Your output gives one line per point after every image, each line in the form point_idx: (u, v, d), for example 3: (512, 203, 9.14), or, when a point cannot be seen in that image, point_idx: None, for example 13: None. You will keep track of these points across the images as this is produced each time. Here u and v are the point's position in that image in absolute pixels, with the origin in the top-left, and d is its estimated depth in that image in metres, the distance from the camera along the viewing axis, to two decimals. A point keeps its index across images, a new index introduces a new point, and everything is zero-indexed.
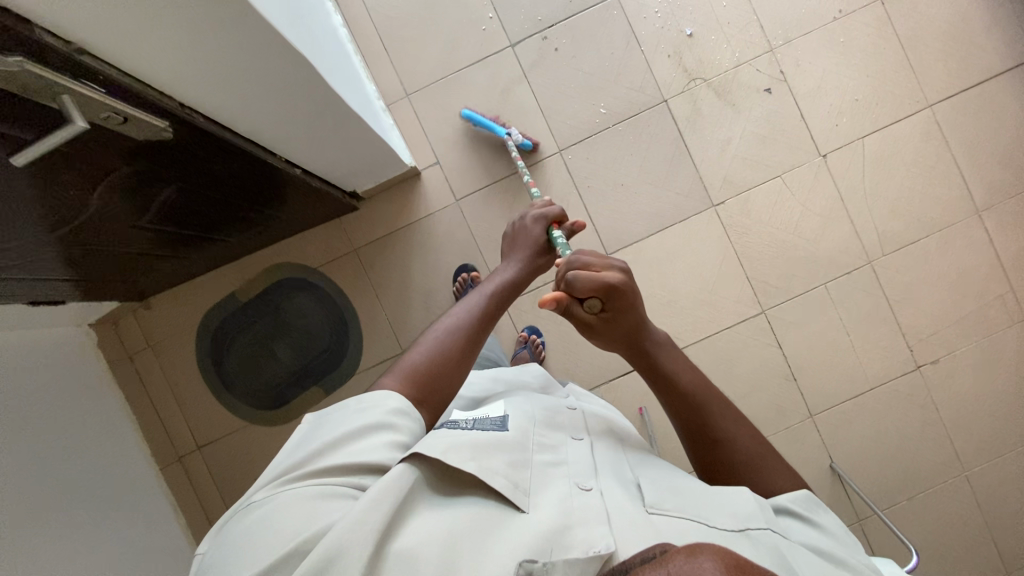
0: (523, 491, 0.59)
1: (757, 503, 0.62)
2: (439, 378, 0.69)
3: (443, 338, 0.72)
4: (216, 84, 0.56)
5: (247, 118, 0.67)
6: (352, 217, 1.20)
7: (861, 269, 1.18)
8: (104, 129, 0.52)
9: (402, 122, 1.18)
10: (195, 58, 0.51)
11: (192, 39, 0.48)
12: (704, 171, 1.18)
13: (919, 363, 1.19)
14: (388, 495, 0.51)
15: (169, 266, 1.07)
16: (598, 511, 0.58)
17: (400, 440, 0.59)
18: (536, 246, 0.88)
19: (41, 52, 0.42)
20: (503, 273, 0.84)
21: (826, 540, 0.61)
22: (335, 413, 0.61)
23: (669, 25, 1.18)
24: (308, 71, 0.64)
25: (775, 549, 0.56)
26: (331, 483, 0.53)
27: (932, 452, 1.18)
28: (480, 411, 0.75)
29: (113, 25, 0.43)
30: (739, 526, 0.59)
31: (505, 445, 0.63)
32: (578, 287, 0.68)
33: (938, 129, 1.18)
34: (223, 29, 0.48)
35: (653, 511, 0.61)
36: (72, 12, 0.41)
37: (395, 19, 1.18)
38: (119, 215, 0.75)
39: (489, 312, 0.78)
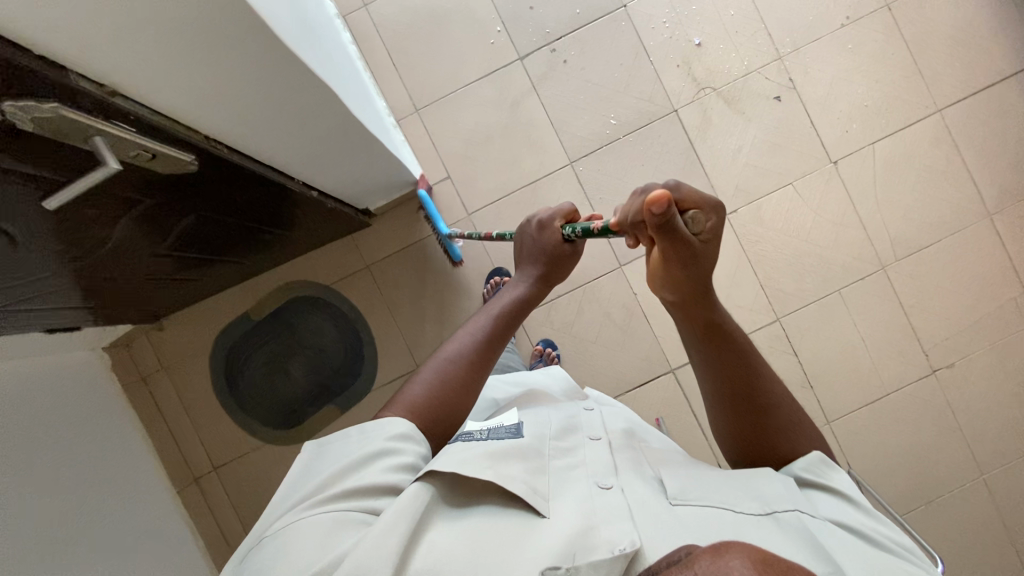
0: (542, 496, 0.58)
1: (782, 484, 0.61)
2: (441, 409, 0.67)
3: (442, 368, 0.70)
4: (242, 113, 0.56)
5: (267, 144, 0.67)
6: (364, 234, 1.20)
7: (874, 275, 1.18)
8: (133, 165, 0.51)
9: (411, 136, 1.18)
10: (222, 90, 0.50)
11: (219, 73, 0.48)
12: (716, 180, 1.18)
13: (935, 367, 1.19)
14: (405, 514, 0.52)
15: (183, 288, 1.07)
16: (621, 508, 0.57)
17: (407, 460, 0.59)
18: (546, 252, 0.81)
19: (73, 96, 0.41)
20: (512, 291, 0.80)
21: (854, 510, 0.60)
22: (337, 443, 0.61)
23: (677, 35, 1.18)
24: (328, 93, 0.63)
25: (801, 532, 0.56)
26: (342, 510, 0.53)
27: (950, 456, 1.18)
28: (495, 421, 0.74)
29: (145, 65, 0.43)
30: (764, 509, 0.59)
31: (521, 452, 0.63)
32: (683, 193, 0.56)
33: (947, 133, 1.18)
34: (252, 59, 0.48)
35: (677, 502, 0.60)
36: (105, 61, 0.41)
37: (404, 35, 1.18)
38: (139, 245, 0.75)
39: (495, 333, 0.75)
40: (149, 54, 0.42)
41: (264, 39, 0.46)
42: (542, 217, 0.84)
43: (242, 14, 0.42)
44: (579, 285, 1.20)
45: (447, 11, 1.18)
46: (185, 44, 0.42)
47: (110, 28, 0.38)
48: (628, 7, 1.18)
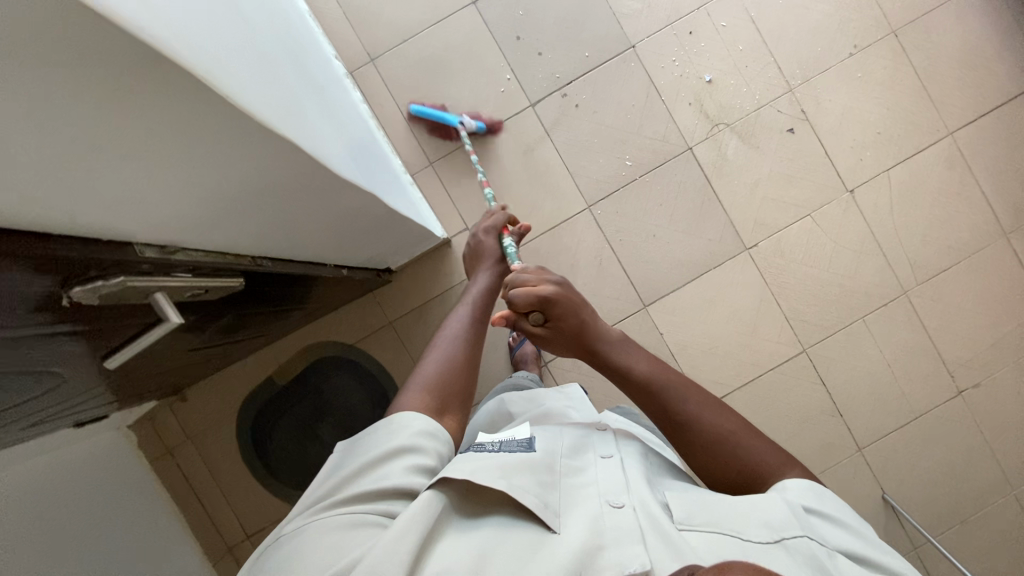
0: (553, 511, 0.54)
1: (789, 508, 0.55)
2: (456, 385, 0.68)
3: (449, 351, 0.71)
4: (290, 217, 0.55)
5: (295, 240, 0.63)
6: (385, 291, 1.19)
7: (896, 300, 1.19)
8: (185, 301, 0.52)
9: (426, 189, 1.17)
10: (214, 203, 0.43)
11: (212, 184, 0.40)
12: (734, 216, 1.18)
13: (961, 388, 1.19)
14: (416, 521, 0.49)
15: (211, 364, 1.05)
16: (632, 530, 0.52)
17: (428, 464, 0.57)
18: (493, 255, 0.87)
19: (138, 266, 0.41)
20: (478, 283, 0.84)
21: (860, 542, 0.55)
22: (363, 440, 0.60)
23: (688, 72, 1.18)
24: (350, 187, 0.59)
25: (817, 564, 0.50)
26: (357, 512, 0.51)
27: (981, 474, 1.19)
28: (505, 434, 0.70)
29: (154, 191, 0.36)
30: (773, 536, 0.53)
31: (531, 466, 0.59)
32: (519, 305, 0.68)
33: (960, 156, 1.19)
34: (313, 173, 0.49)
35: (684, 527, 0.55)
36: (181, 217, 0.41)
37: (413, 88, 1.17)
38: (176, 346, 0.73)
39: (478, 320, 0.78)
40: (133, 177, 0.34)
41: (262, 142, 0.39)
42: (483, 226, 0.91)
43: (242, 119, 0.36)
44: None
45: (454, 62, 1.17)
46: (171, 161, 0.35)
47: (209, 180, 0.39)
48: (636, 47, 1.18)
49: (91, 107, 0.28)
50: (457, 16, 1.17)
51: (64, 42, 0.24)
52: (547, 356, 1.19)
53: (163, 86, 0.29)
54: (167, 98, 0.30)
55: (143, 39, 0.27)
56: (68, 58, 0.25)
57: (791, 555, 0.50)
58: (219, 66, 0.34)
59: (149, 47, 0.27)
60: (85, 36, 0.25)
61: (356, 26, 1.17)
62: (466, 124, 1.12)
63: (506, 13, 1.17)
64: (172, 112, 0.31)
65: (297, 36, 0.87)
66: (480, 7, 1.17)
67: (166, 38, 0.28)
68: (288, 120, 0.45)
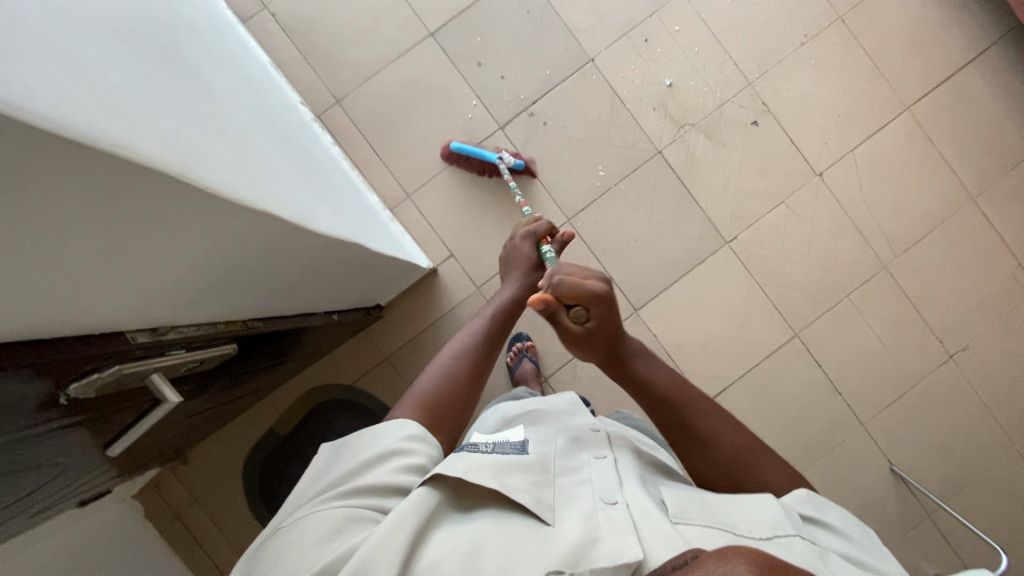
0: (547, 506, 0.55)
1: (783, 509, 0.57)
2: (450, 403, 0.66)
3: (451, 361, 0.70)
4: (279, 276, 0.56)
5: (281, 298, 0.63)
6: (377, 327, 1.19)
7: (877, 274, 1.22)
8: (181, 375, 0.52)
9: (406, 222, 1.18)
10: (197, 278, 0.43)
11: (190, 263, 0.40)
12: (711, 212, 1.21)
13: (952, 351, 1.22)
14: (408, 515, 0.49)
15: (212, 423, 1.04)
16: (625, 524, 0.53)
17: (418, 462, 0.57)
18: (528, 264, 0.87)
19: (133, 352, 0.42)
20: (502, 295, 0.82)
21: (853, 547, 0.56)
22: (354, 440, 0.59)
23: (648, 79, 1.21)
24: (330, 241, 0.59)
25: (809, 559, 0.51)
26: (351, 508, 0.51)
27: (982, 434, 1.21)
28: (501, 437, 0.70)
29: (141, 275, 0.36)
30: (767, 533, 0.54)
31: (524, 466, 0.59)
32: (563, 291, 0.66)
33: (919, 128, 1.23)
34: (296, 234, 0.50)
35: (678, 521, 0.56)
36: (171, 295, 0.42)
37: (382, 125, 1.18)
38: (177, 416, 0.72)
39: (491, 332, 0.76)
40: (107, 275, 0.34)
41: (239, 217, 0.40)
42: (521, 236, 0.90)
43: (218, 199, 0.36)
44: None
45: (419, 94, 1.19)
46: (146, 253, 0.35)
47: (198, 253, 0.40)
48: (595, 59, 1.20)
49: (84, 212, 0.28)
50: (417, 50, 1.19)
51: (65, 161, 0.25)
52: (546, 371, 1.20)
53: (142, 188, 0.30)
54: (155, 190, 0.31)
55: (121, 155, 0.28)
56: (57, 184, 0.26)
57: (783, 548, 0.52)
58: (186, 153, 0.35)
59: (122, 160, 0.28)
60: (79, 156, 0.26)
61: (318, 71, 1.18)
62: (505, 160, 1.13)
63: (464, 40, 1.19)
64: (152, 209, 0.32)
65: (259, 90, 0.88)
66: (439, 38, 1.19)
67: (136, 141, 0.29)
68: (261, 185, 0.46)
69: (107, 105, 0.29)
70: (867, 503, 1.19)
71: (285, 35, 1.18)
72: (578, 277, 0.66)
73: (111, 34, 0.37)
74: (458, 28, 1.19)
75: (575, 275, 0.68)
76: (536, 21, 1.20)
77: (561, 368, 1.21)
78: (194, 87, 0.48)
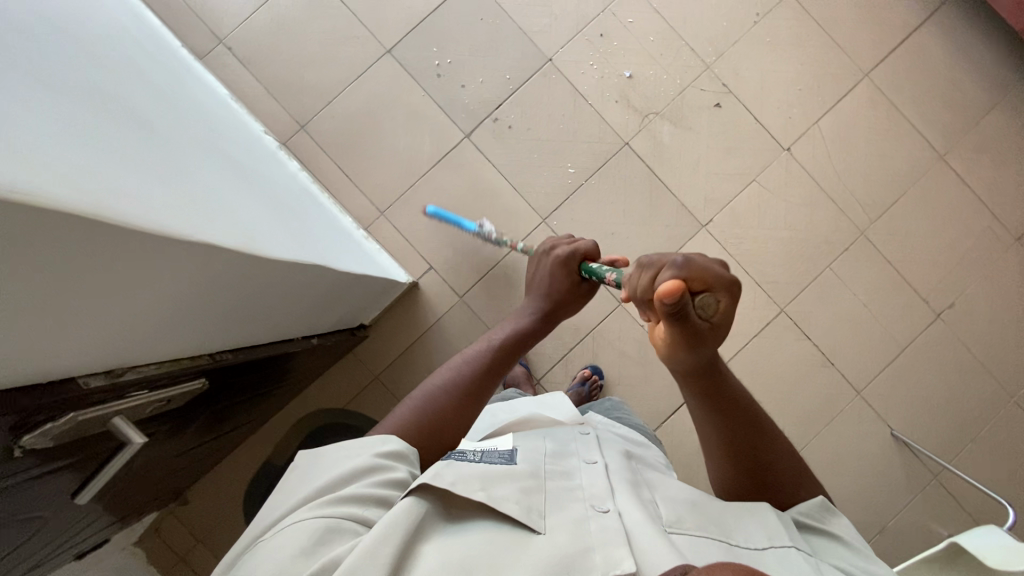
0: (538, 513, 0.55)
1: (780, 519, 0.59)
2: (431, 430, 0.65)
3: (439, 388, 0.68)
4: (241, 307, 0.56)
5: (250, 327, 0.63)
6: (364, 347, 1.18)
7: (856, 242, 1.22)
8: (149, 415, 0.52)
9: (383, 239, 1.18)
10: (142, 318, 0.42)
11: (132, 306, 0.40)
12: (684, 197, 1.21)
13: (939, 311, 1.22)
14: (394, 529, 0.48)
15: (205, 462, 1.03)
16: (617, 532, 0.54)
17: (399, 477, 0.57)
18: (557, 287, 0.77)
19: (88, 397, 0.41)
20: (516, 322, 0.77)
21: (852, 556, 0.57)
22: (330, 454, 0.58)
23: (608, 72, 1.21)
24: (285, 266, 0.58)
25: (803, 570, 0.53)
26: (336, 517, 0.50)
27: (978, 389, 1.21)
28: (488, 446, 0.70)
29: (92, 317, 0.37)
30: (763, 543, 0.56)
31: (512, 475, 0.58)
32: (695, 273, 0.45)
33: (880, 94, 1.24)
34: (249, 263, 0.50)
35: (673, 530, 0.57)
36: (121, 335, 0.41)
37: (348, 145, 1.19)
38: (162, 458, 0.72)
39: (493, 362, 0.73)
40: (37, 325, 0.33)
41: (172, 254, 0.39)
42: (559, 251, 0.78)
43: (161, 240, 0.37)
44: (585, 333, 1.21)
45: (383, 112, 1.19)
46: (77, 299, 0.34)
47: (153, 288, 0.40)
48: (553, 59, 1.21)
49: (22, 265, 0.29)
50: (375, 68, 1.19)
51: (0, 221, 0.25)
52: (537, 372, 1.20)
53: (64, 233, 0.29)
54: (92, 236, 0.31)
55: (25, 201, 0.26)
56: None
57: (776, 559, 0.54)
58: (102, 192, 0.33)
59: (24, 205, 0.26)
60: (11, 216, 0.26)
61: (280, 99, 1.19)
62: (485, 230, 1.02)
63: (421, 53, 1.20)
64: (82, 255, 0.32)
65: (215, 125, 0.88)
66: (396, 54, 1.20)
67: (40, 186, 0.28)
68: (197, 219, 0.44)
69: (29, 160, 0.29)
70: (871, 471, 1.18)
71: (243, 66, 1.18)
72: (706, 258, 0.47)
73: (24, 80, 0.35)
74: (414, 42, 1.20)
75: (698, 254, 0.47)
76: (490, 27, 1.21)
77: (551, 368, 1.20)
78: (126, 125, 0.47)
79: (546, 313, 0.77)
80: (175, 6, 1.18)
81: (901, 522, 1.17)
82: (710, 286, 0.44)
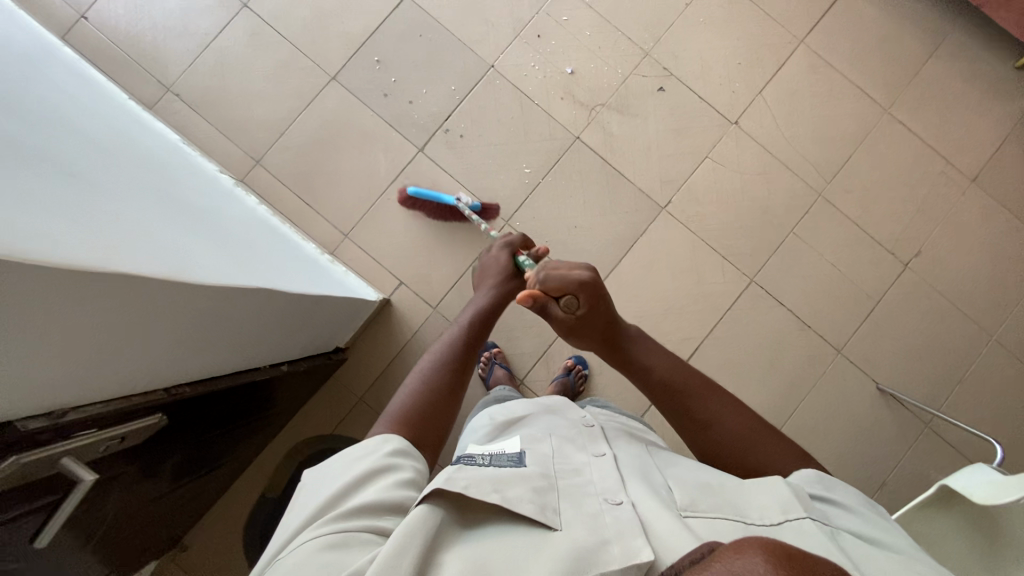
0: (553, 510, 0.54)
1: (791, 491, 0.57)
2: (429, 412, 0.66)
3: (427, 374, 0.70)
4: (194, 335, 0.57)
5: (210, 357, 0.64)
6: (343, 370, 1.19)
7: (815, 203, 1.24)
8: (104, 455, 0.52)
9: (351, 261, 1.19)
10: (72, 352, 0.42)
11: (55, 341, 0.40)
12: (641, 181, 1.23)
13: (907, 260, 1.24)
14: (416, 532, 0.47)
15: (198, 503, 1.02)
16: (633, 525, 0.52)
17: (408, 476, 0.56)
18: (505, 269, 0.87)
19: (29, 438, 0.42)
20: (475, 302, 0.83)
21: (863, 521, 0.56)
22: (339, 461, 0.57)
23: (550, 71, 1.24)
24: (232, 289, 0.59)
25: (822, 541, 0.51)
26: (351, 530, 0.48)
27: (958, 333, 1.22)
28: (497, 449, 0.67)
29: (18, 357, 0.38)
30: (778, 517, 0.54)
31: (524, 476, 0.57)
32: (550, 284, 0.70)
33: (818, 57, 1.26)
34: (188, 290, 0.51)
35: (688, 514, 0.55)
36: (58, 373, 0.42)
37: (304, 174, 1.20)
38: (145, 499, 0.71)
39: (468, 341, 0.77)
40: None
41: (81, 286, 0.39)
42: (498, 245, 0.91)
43: (76, 273, 0.38)
44: None
45: (335, 137, 1.21)
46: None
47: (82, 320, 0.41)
48: (495, 66, 1.24)
49: None
50: (322, 95, 1.22)
51: None
52: (522, 373, 1.20)
53: None
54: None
55: None
56: None
57: (795, 533, 0.52)
58: None
59: None
60: None
61: (231, 137, 1.20)
62: (463, 203, 1.15)
63: (366, 76, 1.22)
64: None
65: (162, 167, 0.88)
66: (341, 79, 1.22)
67: None
68: (113, 251, 0.44)
69: None
70: (863, 427, 1.19)
71: (191, 111, 1.21)
72: (561, 270, 0.71)
73: None
74: (357, 66, 1.22)
75: (560, 269, 0.72)
76: (430, 42, 1.23)
77: (535, 367, 1.21)
78: (38, 169, 0.46)
79: (501, 292, 0.84)
80: (118, 60, 1.20)
81: (901, 475, 1.17)
82: (565, 289, 0.69)
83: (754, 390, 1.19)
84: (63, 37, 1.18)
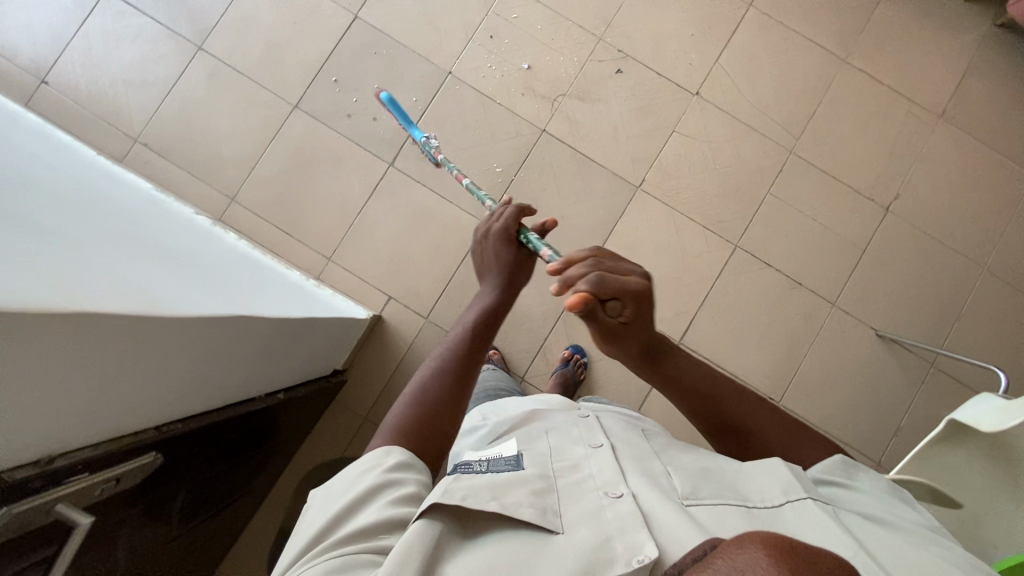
0: (554, 514, 0.52)
1: (793, 473, 0.57)
2: (430, 423, 0.63)
3: (426, 382, 0.67)
4: (173, 373, 0.57)
5: (197, 392, 0.65)
6: (344, 392, 1.19)
7: (787, 162, 1.24)
8: (101, 499, 0.53)
9: (338, 284, 1.20)
10: (44, 401, 0.43)
11: (22, 394, 0.40)
12: (612, 164, 1.24)
13: (887, 205, 1.24)
14: (415, 548, 0.46)
15: (215, 544, 1.02)
16: (635, 517, 0.51)
17: (409, 491, 0.54)
18: (508, 253, 0.76)
19: (20, 486, 0.43)
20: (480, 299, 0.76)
21: (873, 501, 0.55)
22: (342, 480, 0.56)
23: (507, 69, 1.25)
24: (212, 320, 0.59)
25: (820, 516, 0.51)
26: (350, 554, 0.47)
27: (949, 270, 1.22)
28: (494, 451, 0.66)
29: None
30: (778, 500, 0.54)
31: (522, 479, 0.56)
32: (604, 287, 0.56)
33: (769, 18, 1.27)
34: (161, 328, 0.51)
35: (691, 502, 0.54)
36: (34, 423, 0.43)
37: (280, 204, 1.21)
38: (154, 546, 0.71)
39: (471, 343, 0.71)
40: None
41: (36, 334, 0.39)
42: (496, 216, 0.78)
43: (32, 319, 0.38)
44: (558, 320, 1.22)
45: (306, 163, 1.22)
46: None
47: (49, 367, 0.41)
48: (453, 72, 1.25)
49: None
50: (287, 124, 1.23)
51: None
52: (521, 370, 1.20)
53: None
54: None
55: None
56: None
57: (795, 514, 0.52)
58: None
59: None
60: None
61: (204, 178, 1.22)
62: None
63: (328, 100, 1.24)
64: None
65: (134, 216, 0.89)
66: (303, 106, 1.23)
67: None
68: (72, 291, 0.44)
69: None
70: (868, 376, 1.18)
71: (162, 158, 1.22)
72: (615, 274, 0.58)
73: None
74: (318, 91, 1.24)
75: (611, 267, 0.58)
76: (386, 57, 1.25)
77: (533, 363, 1.21)
78: None
79: (506, 284, 0.76)
80: (84, 118, 1.22)
81: (913, 418, 1.16)
82: (618, 294, 0.57)
83: (754, 354, 1.19)
84: (27, 104, 1.20)
